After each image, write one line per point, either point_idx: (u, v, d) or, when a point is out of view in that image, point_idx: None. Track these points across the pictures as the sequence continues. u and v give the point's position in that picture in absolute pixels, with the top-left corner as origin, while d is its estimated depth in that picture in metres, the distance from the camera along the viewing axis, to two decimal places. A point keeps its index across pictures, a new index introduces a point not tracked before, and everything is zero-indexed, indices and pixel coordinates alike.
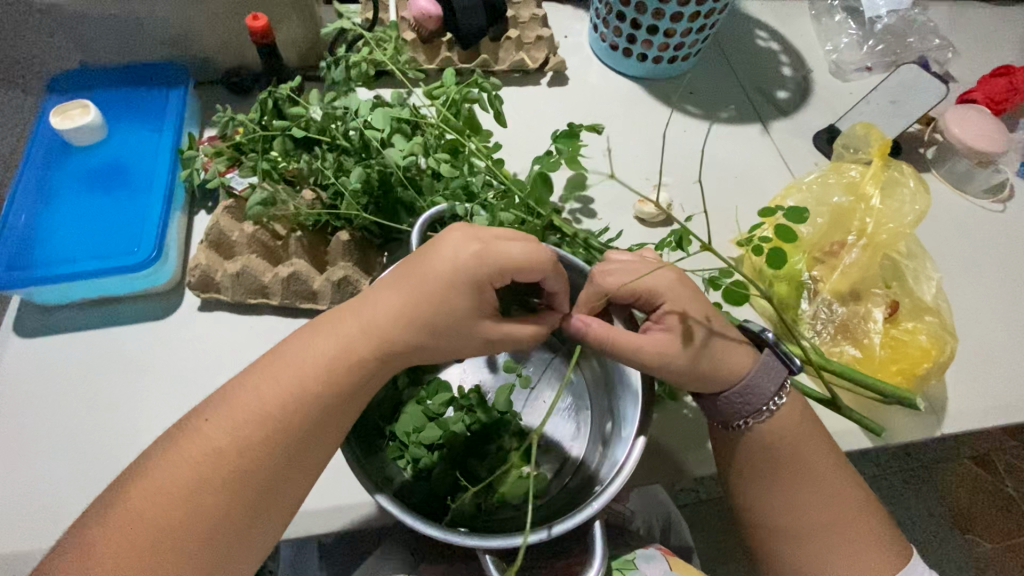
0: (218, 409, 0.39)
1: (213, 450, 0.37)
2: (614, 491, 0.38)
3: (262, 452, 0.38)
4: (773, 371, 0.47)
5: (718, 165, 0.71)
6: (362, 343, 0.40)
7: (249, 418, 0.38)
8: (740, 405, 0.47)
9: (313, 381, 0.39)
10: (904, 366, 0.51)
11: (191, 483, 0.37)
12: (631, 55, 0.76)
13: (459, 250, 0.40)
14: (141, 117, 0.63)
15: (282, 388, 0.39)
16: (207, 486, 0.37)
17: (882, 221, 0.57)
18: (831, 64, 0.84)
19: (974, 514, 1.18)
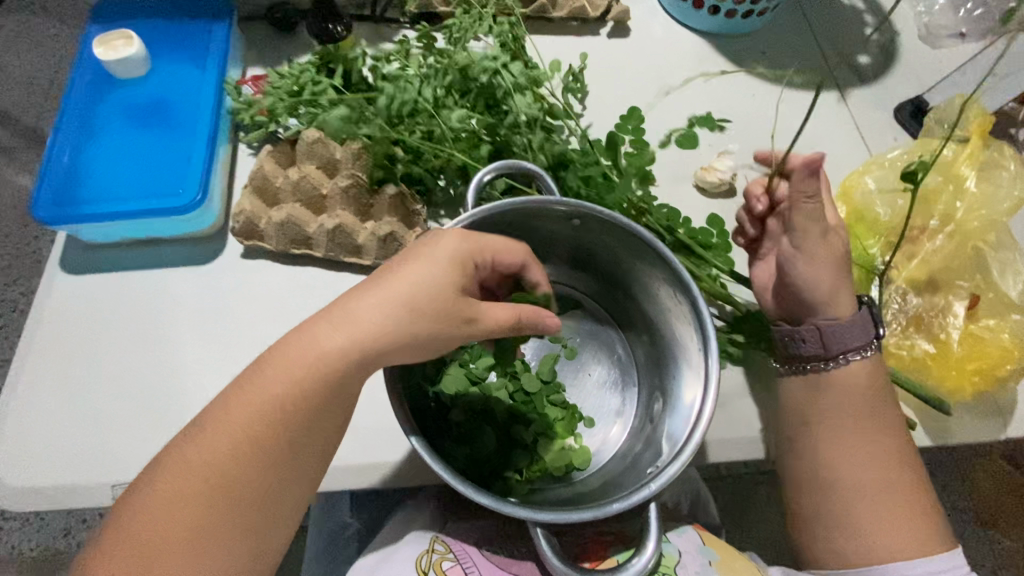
0: (269, 360, 0.38)
1: (263, 402, 0.37)
2: (675, 473, 0.37)
3: (311, 408, 0.37)
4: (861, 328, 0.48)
5: (786, 135, 0.66)
6: (415, 305, 0.38)
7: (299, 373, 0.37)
8: (823, 347, 0.48)
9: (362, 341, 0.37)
10: (982, 366, 0.48)
11: (241, 433, 0.36)
12: (701, 7, 0.70)
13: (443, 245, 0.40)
14: (184, 51, 0.61)
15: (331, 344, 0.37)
16: (259, 438, 0.36)
17: (974, 206, 0.53)
18: (921, 27, 0.76)
19: (999, 513, 1.16)
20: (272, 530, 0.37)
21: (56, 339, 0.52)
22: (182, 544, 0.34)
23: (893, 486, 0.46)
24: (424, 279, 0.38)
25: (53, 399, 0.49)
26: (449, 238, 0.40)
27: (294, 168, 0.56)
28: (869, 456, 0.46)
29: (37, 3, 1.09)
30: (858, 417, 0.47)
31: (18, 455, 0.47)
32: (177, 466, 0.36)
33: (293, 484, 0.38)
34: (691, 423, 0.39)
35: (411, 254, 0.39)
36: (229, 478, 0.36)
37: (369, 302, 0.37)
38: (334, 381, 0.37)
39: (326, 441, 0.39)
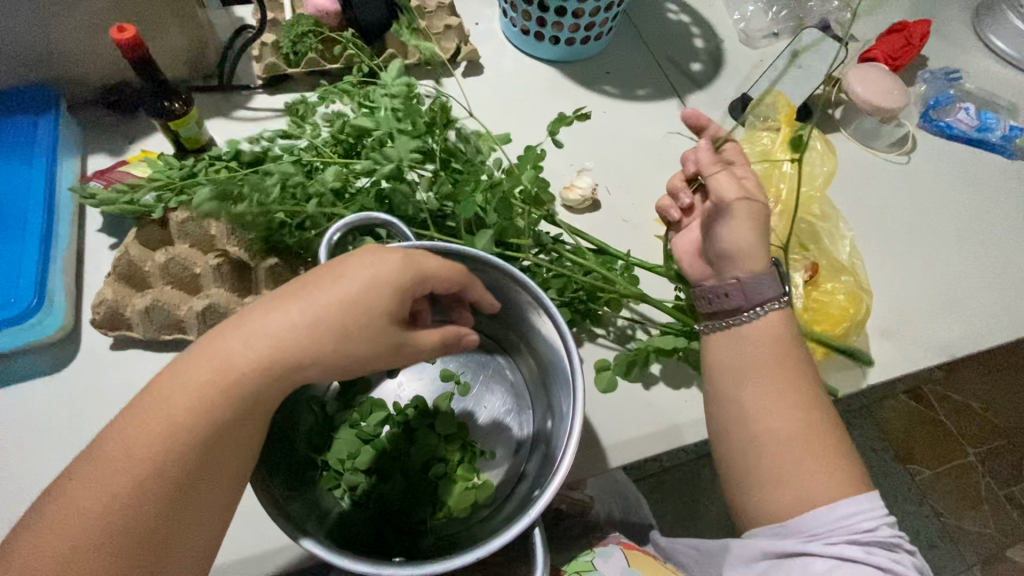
0: (169, 376, 0.34)
1: (149, 427, 0.32)
2: (552, 493, 0.37)
3: (206, 426, 0.33)
4: (770, 283, 0.50)
5: (637, 144, 0.71)
6: (257, 384, 0.34)
7: (198, 387, 0.33)
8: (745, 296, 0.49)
9: (201, 431, 0.33)
10: (828, 324, 0.55)
11: (129, 471, 0.32)
12: (543, 39, 0.75)
13: (279, 321, 0.34)
14: (9, 151, 0.58)
15: (158, 438, 0.32)
16: (150, 472, 0.32)
17: (797, 189, 0.61)
18: (740, 33, 0.85)
19: (914, 446, 1.27)
20: None
21: None
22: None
23: (813, 442, 0.46)
24: (360, 309, 0.35)
25: None
26: (333, 342, 0.35)
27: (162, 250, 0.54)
28: (782, 406, 0.46)
29: None
30: (779, 393, 0.47)
31: None
32: (20, 537, 0.31)
33: (186, 537, 0.33)
34: (565, 442, 0.40)
35: (340, 280, 0.36)
36: (119, 518, 0.31)
37: (282, 318, 0.34)
38: (236, 394, 0.34)
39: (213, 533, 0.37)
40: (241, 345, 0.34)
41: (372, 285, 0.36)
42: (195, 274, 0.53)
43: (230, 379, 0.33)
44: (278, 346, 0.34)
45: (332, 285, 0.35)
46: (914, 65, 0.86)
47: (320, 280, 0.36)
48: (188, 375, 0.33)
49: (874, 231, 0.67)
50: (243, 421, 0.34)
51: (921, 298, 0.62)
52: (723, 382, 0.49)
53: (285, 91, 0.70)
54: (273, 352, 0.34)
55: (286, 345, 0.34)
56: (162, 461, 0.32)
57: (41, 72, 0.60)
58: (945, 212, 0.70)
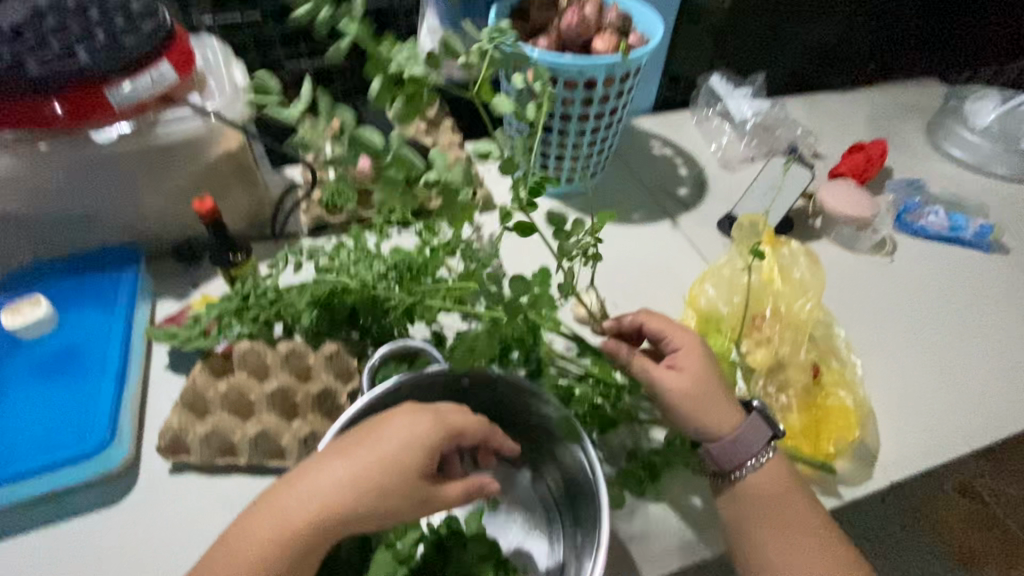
0: (243, 525, 0.40)
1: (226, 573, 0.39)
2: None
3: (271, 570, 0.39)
4: (758, 429, 0.53)
5: (637, 263, 0.79)
6: (309, 533, 0.39)
7: (267, 537, 0.39)
8: (735, 456, 0.52)
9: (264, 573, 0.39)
10: (842, 423, 0.58)
11: None
12: (547, 179, 0.87)
13: (334, 472, 0.40)
14: (94, 301, 0.66)
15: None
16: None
17: (791, 300, 0.66)
18: (719, 160, 0.98)
19: (976, 549, 1.17)
20: None
21: None
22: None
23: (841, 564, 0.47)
24: (393, 472, 0.41)
25: None
26: (376, 498, 0.40)
27: (222, 379, 0.60)
28: None
29: None
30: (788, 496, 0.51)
31: None
32: None
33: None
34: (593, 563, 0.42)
35: (382, 438, 0.41)
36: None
37: (330, 477, 0.40)
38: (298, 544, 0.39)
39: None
40: (299, 494, 0.40)
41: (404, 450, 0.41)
42: (250, 401, 0.59)
43: (290, 533, 0.39)
44: (328, 504, 0.40)
45: (369, 450, 0.41)
46: (881, 177, 0.97)
47: (360, 444, 0.41)
48: (259, 526, 0.40)
49: (870, 328, 0.71)
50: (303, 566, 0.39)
51: (929, 391, 0.65)
52: (750, 503, 0.51)
53: (326, 234, 0.81)
54: (325, 504, 0.40)
55: (337, 495, 0.40)
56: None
57: (128, 234, 0.72)
58: (935, 307, 0.75)
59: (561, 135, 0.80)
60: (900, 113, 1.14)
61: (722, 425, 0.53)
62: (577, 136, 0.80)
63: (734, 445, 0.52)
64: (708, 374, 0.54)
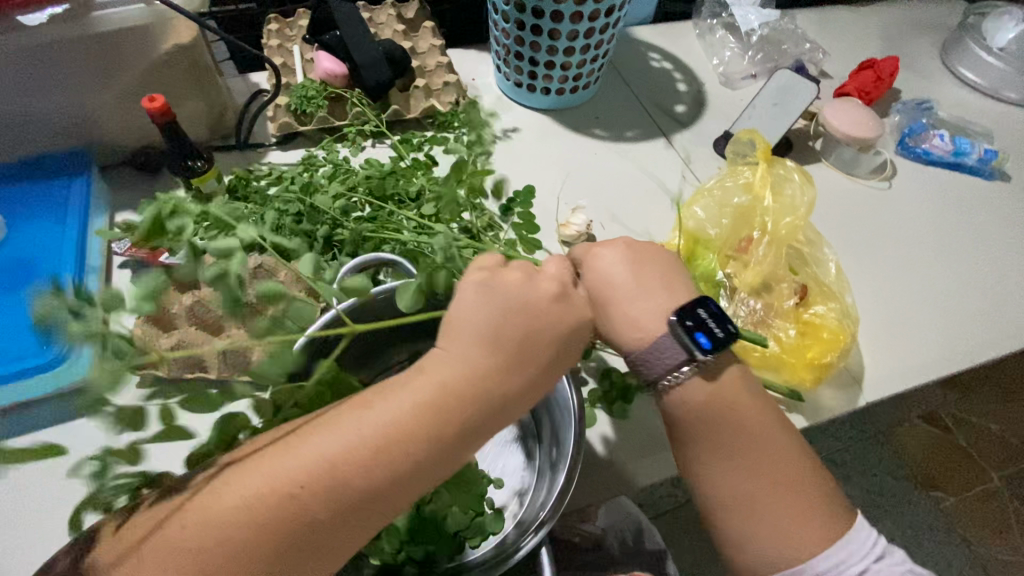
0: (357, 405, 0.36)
1: (338, 469, 0.33)
2: None
3: (424, 431, 0.35)
4: (668, 348, 0.46)
5: (629, 184, 0.75)
6: (471, 385, 0.37)
7: (388, 421, 0.35)
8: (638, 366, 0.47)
9: (415, 430, 0.35)
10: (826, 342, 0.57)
11: (349, 455, 0.34)
12: (534, 90, 0.80)
13: (486, 310, 0.40)
14: (45, 212, 0.62)
15: (372, 437, 0.35)
16: (337, 496, 0.34)
17: (778, 217, 0.63)
18: (720, 76, 0.91)
19: (935, 471, 1.23)
20: None
21: None
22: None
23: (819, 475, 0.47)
24: (554, 327, 0.41)
25: None
26: (542, 333, 0.40)
27: (187, 293, 0.57)
28: (783, 435, 0.48)
29: None
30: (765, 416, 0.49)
31: None
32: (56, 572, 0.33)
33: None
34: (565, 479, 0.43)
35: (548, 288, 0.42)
36: (285, 525, 0.33)
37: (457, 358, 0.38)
38: (424, 434, 0.35)
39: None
40: (460, 332, 0.39)
41: (557, 315, 0.42)
42: (217, 316, 0.56)
43: (457, 390, 0.37)
44: (458, 388, 0.37)
45: (528, 300, 0.41)
46: (888, 98, 0.92)
47: (523, 307, 0.40)
48: (396, 399, 0.36)
49: (862, 254, 0.69)
50: (409, 457, 0.35)
51: (913, 317, 0.64)
52: None
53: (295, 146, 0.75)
54: (483, 340, 0.39)
55: (500, 337, 0.39)
56: (350, 485, 0.34)
57: (79, 139, 0.65)
58: (929, 234, 0.73)
59: (551, 38, 0.73)
60: (915, 31, 1.06)
61: (626, 334, 0.47)
62: (568, 41, 0.73)
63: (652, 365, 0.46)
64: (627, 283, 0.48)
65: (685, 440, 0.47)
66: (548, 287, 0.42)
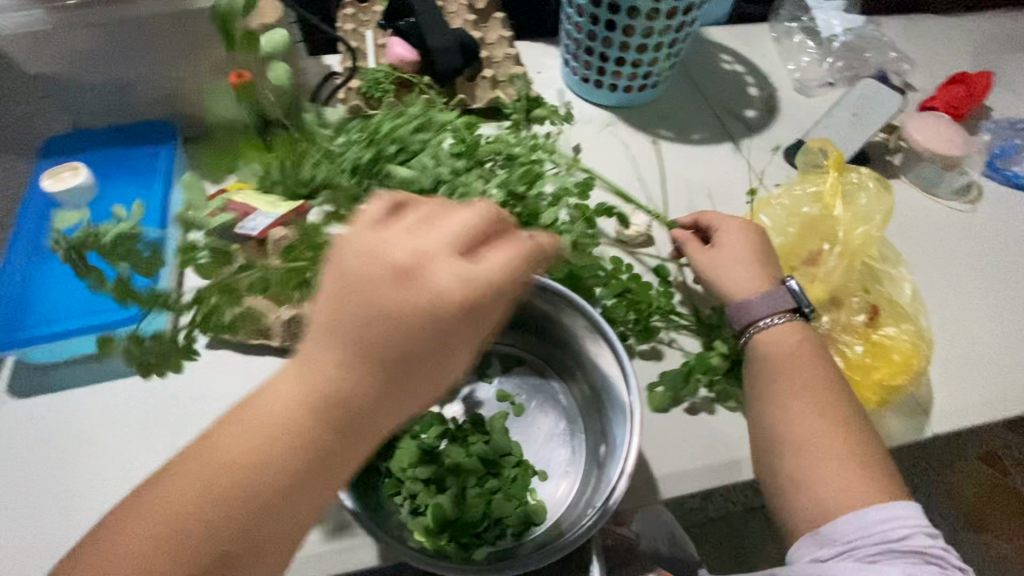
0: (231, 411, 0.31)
1: (178, 498, 0.29)
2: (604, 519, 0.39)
3: (315, 429, 0.30)
4: (778, 298, 0.54)
5: (695, 188, 0.73)
6: (364, 371, 0.30)
7: (246, 429, 0.29)
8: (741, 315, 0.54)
9: (297, 424, 0.29)
10: (902, 363, 0.54)
11: (232, 469, 0.29)
12: (601, 86, 0.80)
13: (362, 259, 0.30)
14: (133, 176, 0.66)
15: (250, 441, 0.29)
16: (182, 526, 0.28)
17: (852, 229, 0.60)
18: (794, 81, 0.88)
19: (988, 515, 1.16)
20: None
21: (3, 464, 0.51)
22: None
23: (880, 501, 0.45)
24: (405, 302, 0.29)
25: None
26: (447, 284, 0.30)
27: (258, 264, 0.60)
28: (844, 458, 0.46)
29: None
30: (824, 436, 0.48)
31: None
32: None
33: None
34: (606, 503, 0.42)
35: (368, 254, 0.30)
36: (188, 553, 0.28)
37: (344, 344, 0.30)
38: (289, 438, 0.29)
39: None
40: (361, 300, 0.30)
41: (444, 297, 0.29)
42: None
43: (337, 379, 0.30)
44: (311, 392, 0.29)
45: (377, 279, 0.30)
46: (977, 115, 0.86)
47: (360, 285, 0.30)
48: (274, 393, 0.30)
49: (938, 276, 0.65)
50: (281, 475, 0.29)
51: (991, 348, 0.60)
52: (785, 445, 0.48)
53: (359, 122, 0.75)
54: (388, 320, 0.29)
55: (403, 310, 0.29)
56: (204, 513, 0.28)
57: (167, 108, 0.69)
58: (1015, 262, 0.68)
59: (625, 34, 0.72)
60: (1014, 45, 0.99)
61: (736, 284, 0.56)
62: (642, 38, 0.72)
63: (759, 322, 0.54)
64: (744, 256, 0.57)
65: None
66: (384, 261, 0.30)
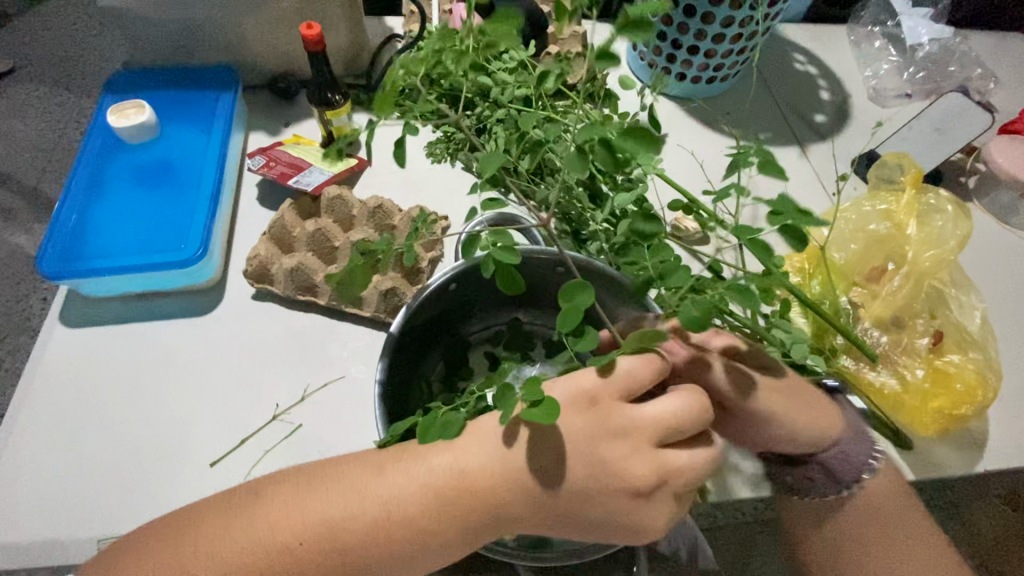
0: (409, 457, 0.39)
1: (348, 520, 0.37)
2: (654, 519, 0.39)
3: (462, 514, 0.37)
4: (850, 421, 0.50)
5: (773, 189, 0.71)
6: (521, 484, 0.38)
7: (419, 485, 0.38)
8: (802, 447, 0.48)
9: (448, 492, 0.38)
10: (965, 394, 0.51)
11: (392, 511, 0.37)
12: (669, 74, 0.77)
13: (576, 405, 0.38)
14: (192, 119, 0.65)
15: (412, 491, 0.38)
16: (341, 540, 0.37)
17: (923, 249, 0.58)
18: (870, 89, 0.83)
19: None
20: None
21: (54, 388, 0.52)
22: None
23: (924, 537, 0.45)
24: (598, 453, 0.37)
25: (41, 453, 0.49)
26: (633, 462, 0.37)
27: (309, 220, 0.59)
28: None
29: (47, 75, 1.20)
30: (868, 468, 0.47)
31: (2, 511, 0.46)
32: None
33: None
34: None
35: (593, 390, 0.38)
36: (332, 550, 0.37)
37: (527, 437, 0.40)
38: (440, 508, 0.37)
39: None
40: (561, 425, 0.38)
41: (632, 516, 0.37)
42: (334, 247, 0.58)
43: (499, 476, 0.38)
44: (482, 485, 0.38)
45: (594, 456, 0.37)
46: None
47: (578, 450, 0.37)
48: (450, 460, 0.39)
49: (1008, 308, 0.62)
50: (423, 541, 0.37)
51: None
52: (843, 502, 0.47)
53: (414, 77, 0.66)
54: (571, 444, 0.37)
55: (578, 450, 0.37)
56: (357, 534, 0.37)
57: (229, 56, 0.69)
58: None
59: (703, 22, 0.68)
60: None
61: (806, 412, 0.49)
62: (721, 27, 0.69)
63: (835, 458, 0.48)
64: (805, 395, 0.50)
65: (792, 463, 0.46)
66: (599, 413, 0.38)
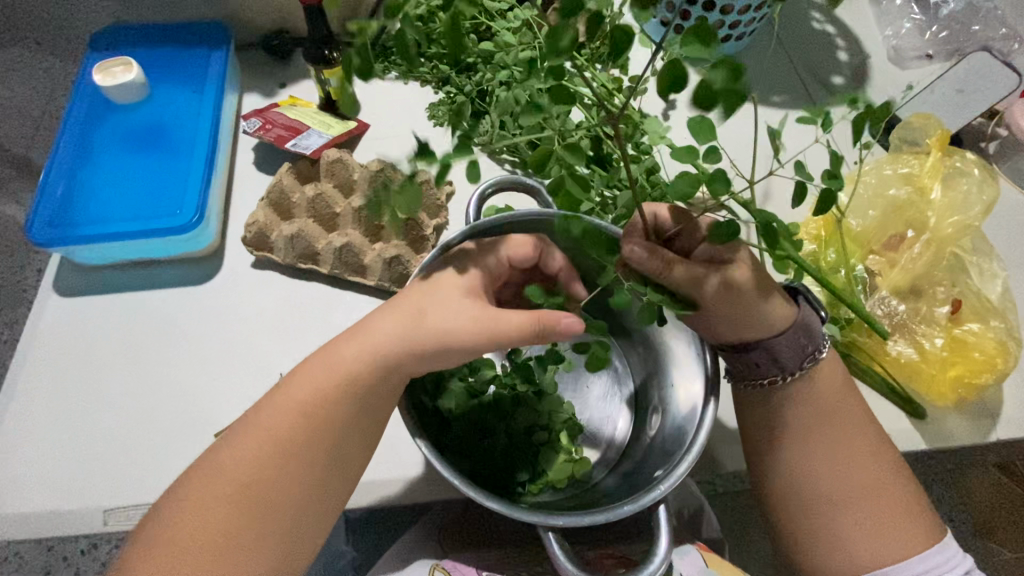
0: (278, 432, 0.39)
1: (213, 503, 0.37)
2: (675, 482, 0.38)
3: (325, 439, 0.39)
4: (812, 328, 0.45)
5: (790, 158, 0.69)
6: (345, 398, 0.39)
7: (276, 439, 0.39)
8: (750, 331, 0.44)
9: (307, 436, 0.38)
10: (981, 364, 0.50)
11: (262, 466, 0.38)
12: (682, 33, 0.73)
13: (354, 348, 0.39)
14: (182, 78, 0.62)
15: (282, 444, 0.38)
16: (233, 511, 0.37)
17: (945, 214, 0.56)
18: (890, 50, 0.80)
19: None
20: (275, 544, 0.38)
21: (50, 360, 0.51)
22: (212, 558, 0.36)
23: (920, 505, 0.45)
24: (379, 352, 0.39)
25: (40, 423, 0.48)
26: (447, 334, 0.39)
27: (309, 184, 0.57)
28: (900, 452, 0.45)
29: None
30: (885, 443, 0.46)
31: (4, 481, 0.45)
32: None
33: (298, 530, 0.39)
34: (695, 424, 0.40)
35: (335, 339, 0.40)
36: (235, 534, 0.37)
37: (451, 311, 0.38)
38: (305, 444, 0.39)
39: (353, 464, 0.41)
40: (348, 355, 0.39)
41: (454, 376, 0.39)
42: (335, 214, 0.56)
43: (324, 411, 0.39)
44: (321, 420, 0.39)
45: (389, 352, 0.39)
46: None
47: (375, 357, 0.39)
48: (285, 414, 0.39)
49: None
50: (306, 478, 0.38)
51: None
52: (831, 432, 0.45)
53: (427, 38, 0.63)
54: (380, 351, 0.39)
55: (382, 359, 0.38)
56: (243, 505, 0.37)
57: (218, 11, 0.65)
58: None
59: None
60: None
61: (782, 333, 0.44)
62: None
63: (780, 344, 0.44)
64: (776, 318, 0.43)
65: (809, 426, 0.45)
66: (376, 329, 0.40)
